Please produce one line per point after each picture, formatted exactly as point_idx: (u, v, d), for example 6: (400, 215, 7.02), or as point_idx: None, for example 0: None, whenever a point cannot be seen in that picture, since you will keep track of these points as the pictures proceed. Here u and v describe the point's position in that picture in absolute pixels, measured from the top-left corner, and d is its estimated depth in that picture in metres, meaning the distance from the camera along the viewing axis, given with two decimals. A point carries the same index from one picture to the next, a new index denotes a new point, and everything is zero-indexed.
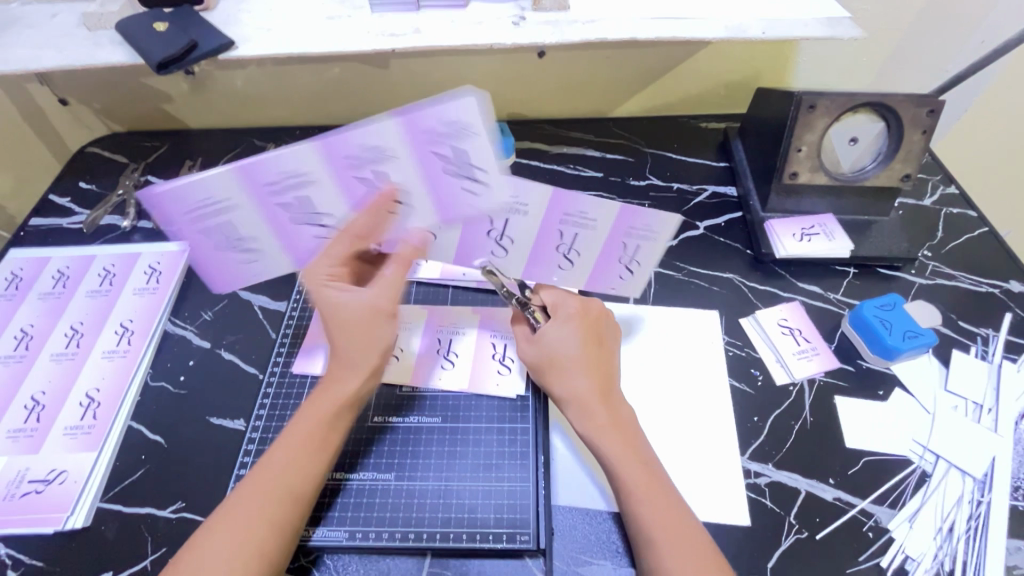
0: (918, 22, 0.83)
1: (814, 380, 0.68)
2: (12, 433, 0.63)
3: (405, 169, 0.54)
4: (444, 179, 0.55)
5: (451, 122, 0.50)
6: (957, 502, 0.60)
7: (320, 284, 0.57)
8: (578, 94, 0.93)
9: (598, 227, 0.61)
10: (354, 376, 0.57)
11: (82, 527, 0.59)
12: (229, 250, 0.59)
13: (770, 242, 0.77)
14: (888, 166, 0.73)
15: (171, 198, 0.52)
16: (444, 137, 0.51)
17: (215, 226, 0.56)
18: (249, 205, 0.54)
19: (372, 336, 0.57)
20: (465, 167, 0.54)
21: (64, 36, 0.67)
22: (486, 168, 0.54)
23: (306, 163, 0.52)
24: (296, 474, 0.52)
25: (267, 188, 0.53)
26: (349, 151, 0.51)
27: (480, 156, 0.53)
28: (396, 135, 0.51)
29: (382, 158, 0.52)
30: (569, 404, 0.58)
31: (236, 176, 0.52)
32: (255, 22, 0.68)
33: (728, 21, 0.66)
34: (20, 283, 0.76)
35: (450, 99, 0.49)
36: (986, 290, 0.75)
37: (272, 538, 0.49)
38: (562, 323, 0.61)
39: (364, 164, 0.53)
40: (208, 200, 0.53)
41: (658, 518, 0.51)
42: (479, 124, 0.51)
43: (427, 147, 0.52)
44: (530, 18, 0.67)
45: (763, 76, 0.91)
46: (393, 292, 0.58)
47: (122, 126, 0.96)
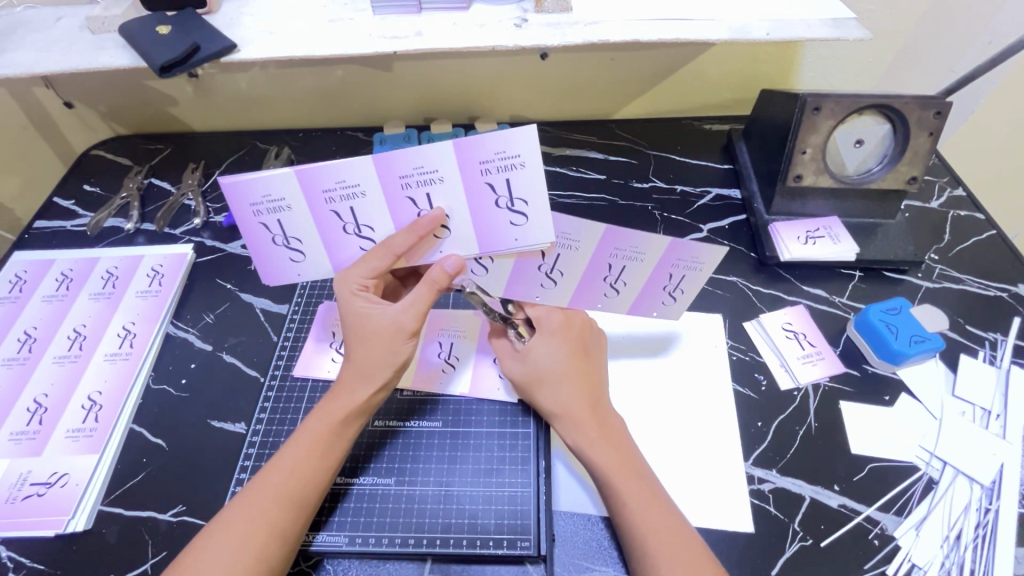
0: (925, 22, 0.82)
1: (819, 385, 0.67)
2: (15, 436, 0.64)
3: (452, 195, 0.53)
4: (491, 210, 0.54)
5: (506, 154, 0.50)
6: (964, 510, 0.59)
7: (350, 293, 0.56)
8: (582, 96, 0.92)
9: (646, 259, 0.59)
10: (370, 388, 0.56)
11: (83, 530, 0.59)
12: (275, 254, 0.58)
13: (775, 245, 0.76)
14: (894, 168, 0.72)
15: (236, 189, 0.52)
16: (496, 167, 0.51)
17: (268, 227, 0.55)
18: (305, 210, 0.54)
19: (394, 352, 0.56)
20: (513, 199, 0.53)
21: (68, 40, 0.67)
22: (531, 202, 0.53)
23: (364, 175, 0.51)
24: (300, 480, 0.52)
25: (324, 195, 0.53)
26: (405, 170, 0.51)
27: (529, 189, 0.52)
28: (451, 160, 0.51)
29: (432, 181, 0.52)
30: (560, 421, 0.58)
31: (297, 179, 0.52)
32: (257, 25, 0.68)
33: (732, 23, 0.65)
34: (24, 286, 0.77)
35: (512, 131, 0.49)
36: (994, 294, 0.74)
37: (273, 544, 0.49)
38: (546, 339, 0.61)
39: (417, 185, 0.52)
40: (268, 198, 0.53)
41: (657, 533, 0.50)
42: (532, 159, 0.51)
43: (479, 176, 0.52)
44: (532, 20, 0.66)
45: (768, 78, 0.90)
46: (420, 314, 0.55)
47: (126, 129, 0.97)
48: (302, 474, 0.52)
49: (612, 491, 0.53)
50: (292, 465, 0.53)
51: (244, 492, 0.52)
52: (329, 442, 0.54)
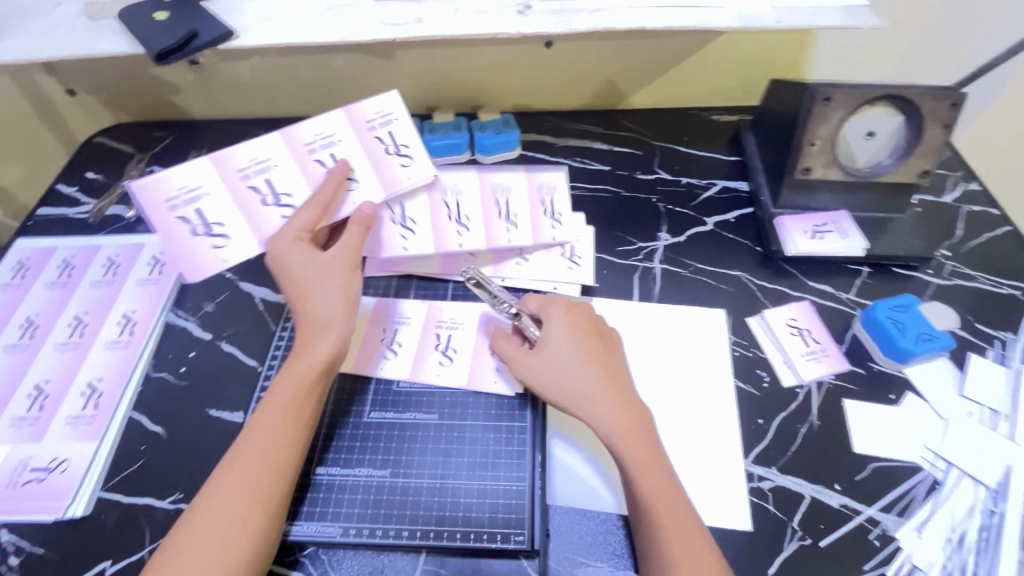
0: (942, 9, 0.79)
1: (823, 383, 0.66)
2: (16, 422, 0.64)
3: (348, 150, 0.64)
4: (382, 157, 0.65)
5: (385, 113, 0.67)
6: (969, 512, 0.58)
7: (285, 246, 0.58)
8: (586, 85, 0.91)
9: (515, 190, 0.76)
10: (328, 339, 0.57)
11: (82, 516, 0.60)
12: (196, 249, 0.59)
13: (781, 240, 0.74)
14: (905, 162, 0.70)
15: (214, 165, 0.61)
16: (377, 122, 0.66)
17: (186, 222, 0.59)
18: (223, 189, 0.61)
19: (347, 288, 0.58)
20: (398, 146, 0.66)
21: (67, 26, 0.66)
22: (412, 145, 0.67)
23: (274, 150, 0.63)
24: (275, 448, 0.52)
25: (233, 175, 0.61)
26: (307, 139, 0.64)
27: (404, 135, 0.67)
28: (342, 123, 0.65)
29: (331, 142, 0.64)
30: (592, 414, 0.55)
31: (281, 140, 0.63)
32: (256, 11, 0.67)
33: (741, 9, 0.63)
34: (27, 273, 0.77)
35: (384, 95, 0.67)
36: (1007, 291, 0.72)
37: (256, 517, 0.49)
38: (561, 332, 0.59)
39: (320, 148, 0.64)
40: (256, 161, 0.62)
41: (679, 538, 0.49)
42: (398, 109, 0.67)
43: (365, 133, 0.66)
44: (535, 7, 0.65)
45: (778, 67, 0.88)
46: (354, 248, 0.60)
47: (129, 116, 0.97)
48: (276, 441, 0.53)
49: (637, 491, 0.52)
50: (268, 436, 0.53)
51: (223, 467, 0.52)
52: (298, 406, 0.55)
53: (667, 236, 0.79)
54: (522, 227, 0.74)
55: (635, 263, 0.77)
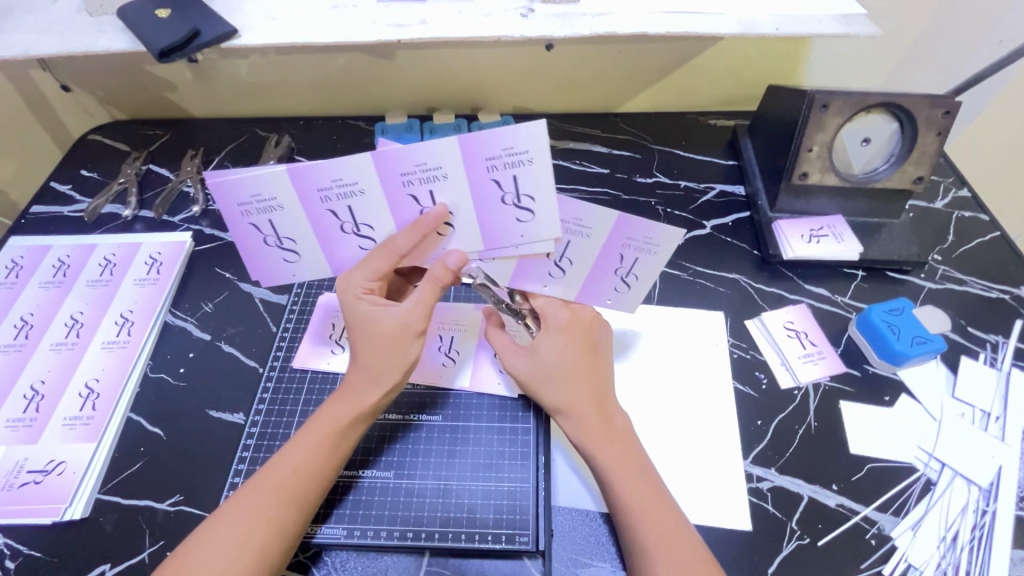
0: (935, 18, 0.81)
1: (820, 385, 0.67)
2: (11, 423, 0.63)
3: (454, 190, 0.52)
4: (497, 205, 0.53)
5: (514, 150, 0.48)
6: (961, 511, 0.59)
7: (355, 296, 0.56)
8: (586, 88, 0.91)
9: None
10: (376, 390, 0.55)
11: (80, 518, 0.59)
12: (269, 256, 0.59)
13: (778, 243, 0.76)
14: (900, 168, 0.72)
15: (292, 180, 0.51)
16: (501, 164, 0.49)
17: (260, 228, 0.55)
18: (299, 208, 0.53)
19: (401, 357, 0.55)
20: (519, 195, 0.52)
21: (64, 21, 0.66)
22: (538, 198, 0.52)
23: (362, 173, 0.50)
24: (302, 473, 0.52)
25: (318, 193, 0.52)
26: (406, 168, 0.49)
27: (534, 184, 0.51)
28: (455, 158, 0.49)
29: (435, 178, 0.50)
30: (563, 416, 0.56)
31: (373, 163, 0.49)
32: (258, 9, 0.67)
33: (743, 17, 0.64)
34: (21, 272, 0.76)
35: (519, 127, 0.47)
36: (997, 295, 0.74)
37: (275, 541, 0.49)
38: (557, 341, 0.58)
39: (419, 182, 0.51)
40: (339, 182, 0.51)
41: (657, 536, 0.50)
42: (537, 152, 0.49)
43: (484, 171, 0.50)
44: (539, 10, 0.65)
45: (774, 74, 0.89)
46: (427, 311, 0.56)
47: (124, 113, 0.96)
48: (306, 470, 0.52)
49: (614, 491, 0.53)
50: (296, 461, 0.52)
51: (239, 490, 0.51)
52: (332, 442, 0.54)
53: None
54: None
55: None
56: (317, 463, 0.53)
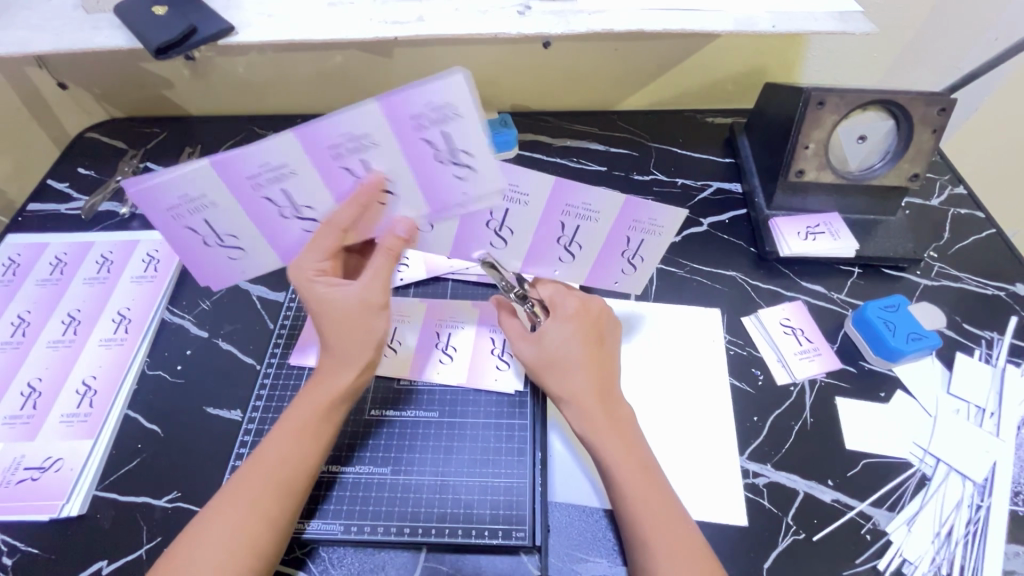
0: (931, 16, 0.81)
1: (816, 381, 0.67)
2: (8, 420, 0.63)
3: (389, 156, 0.51)
4: (433, 165, 0.52)
5: (438, 105, 0.47)
6: (956, 506, 0.59)
7: (308, 279, 0.54)
8: (582, 85, 0.91)
9: None
10: (352, 370, 0.55)
11: (77, 515, 0.59)
12: (211, 254, 0.59)
13: (775, 240, 0.76)
14: (896, 165, 0.72)
15: (221, 175, 0.51)
16: (429, 121, 0.48)
17: (195, 228, 0.55)
18: (229, 202, 0.53)
19: (364, 334, 0.54)
20: (455, 151, 0.51)
21: (61, 18, 0.65)
22: (476, 152, 0.51)
23: (288, 153, 0.50)
24: (288, 464, 0.52)
25: (248, 181, 0.51)
26: (332, 139, 0.49)
27: (468, 139, 0.50)
28: (377, 122, 0.48)
29: (364, 146, 0.50)
30: (567, 402, 0.56)
31: (297, 141, 0.49)
32: (255, 7, 0.67)
33: (740, 14, 0.64)
34: (18, 269, 0.76)
35: (440, 79, 0.46)
36: (992, 292, 0.74)
37: (267, 534, 0.49)
38: (564, 329, 0.58)
39: (348, 153, 0.50)
40: (267, 167, 0.50)
41: (656, 527, 0.50)
42: (466, 105, 0.48)
43: (414, 132, 0.49)
44: (535, 7, 0.65)
45: (771, 71, 0.90)
46: (384, 285, 0.55)
47: (121, 111, 0.96)
48: (291, 460, 0.52)
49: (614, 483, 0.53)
50: (281, 452, 0.52)
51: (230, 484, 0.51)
52: (315, 431, 0.54)
53: None
54: None
55: None
56: (302, 453, 0.53)
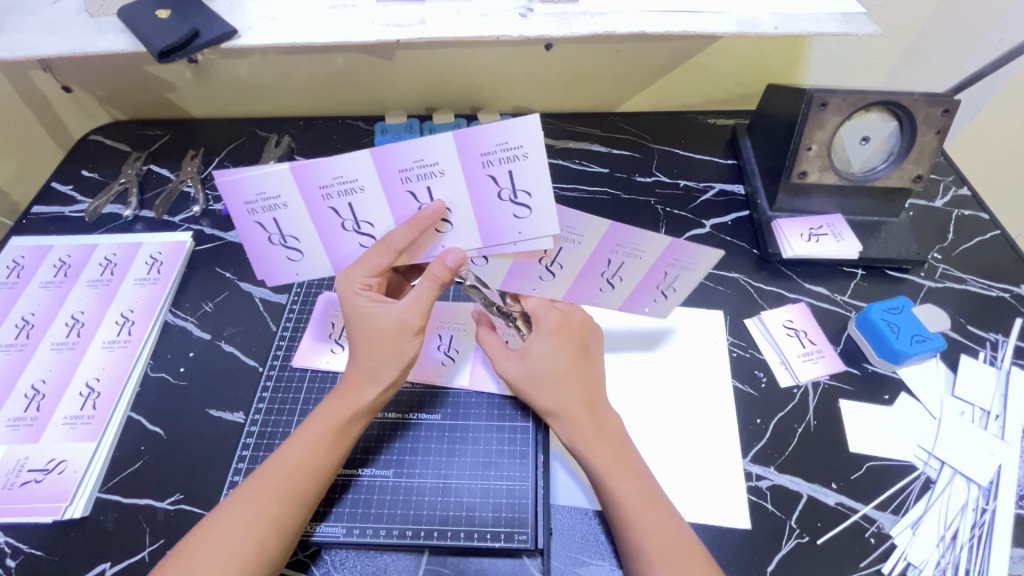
0: (934, 17, 0.81)
1: (819, 383, 0.67)
2: (12, 422, 0.63)
3: (452, 186, 0.52)
4: (493, 201, 0.53)
5: (509, 145, 0.49)
6: (961, 509, 0.59)
7: (353, 293, 0.56)
8: (584, 87, 0.91)
9: None
10: (377, 388, 0.56)
11: (80, 517, 0.59)
12: (271, 254, 0.58)
13: (777, 242, 0.76)
14: (899, 166, 0.72)
15: (296, 178, 0.51)
16: (497, 159, 0.50)
17: (264, 226, 0.55)
18: (300, 206, 0.53)
19: (399, 354, 0.56)
20: (516, 190, 0.53)
21: (65, 22, 0.66)
22: (535, 194, 0.52)
23: (362, 169, 0.51)
24: (303, 471, 0.52)
25: (321, 191, 0.52)
26: (404, 164, 0.50)
27: (531, 180, 0.52)
28: (450, 153, 0.50)
29: (432, 175, 0.51)
30: (555, 418, 0.57)
31: (373, 160, 0.50)
32: (258, 10, 0.67)
33: (742, 16, 0.64)
34: (22, 272, 0.76)
35: (516, 122, 0.48)
36: (997, 294, 0.74)
37: (275, 540, 0.49)
38: (549, 344, 0.58)
39: (417, 179, 0.52)
40: (340, 179, 0.51)
41: (653, 535, 0.50)
42: (533, 148, 0.50)
43: (480, 168, 0.51)
44: (537, 10, 0.65)
45: (774, 73, 0.89)
46: (425, 310, 0.56)
47: (124, 114, 0.96)
48: (306, 467, 0.52)
49: (607, 492, 0.53)
50: (296, 459, 0.53)
51: (243, 487, 0.52)
52: (331, 440, 0.54)
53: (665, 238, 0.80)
54: None
55: None
56: (316, 458, 0.53)
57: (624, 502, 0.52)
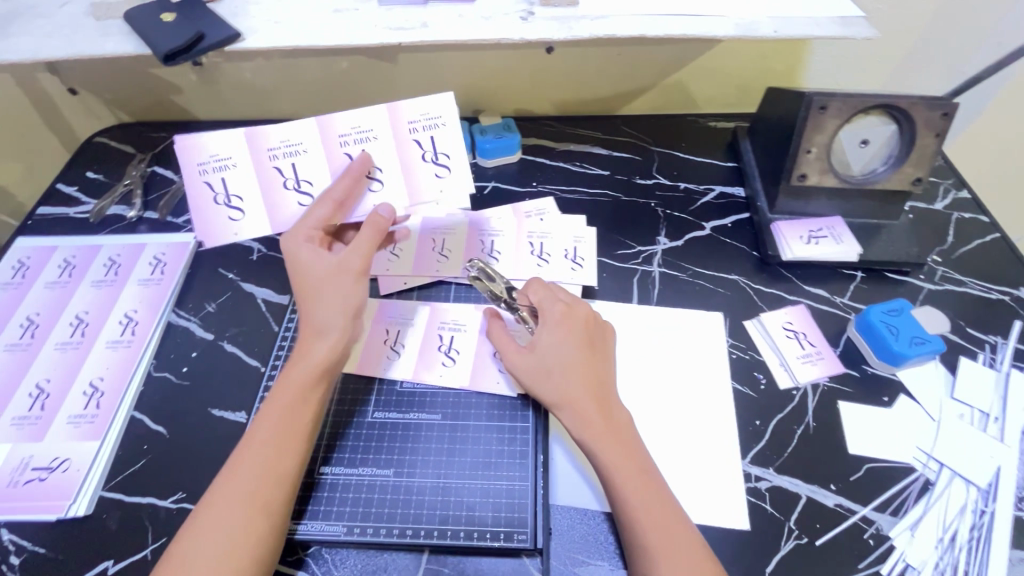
0: (934, 20, 0.81)
1: (818, 385, 0.67)
2: (17, 420, 0.64)
3: (383, 149, 0.61)
4: (415, 162, 0.62)
5: (431, 114, 0.62)
6: (960, 511, 0.59)
7: (297, 244, 0.58)
8: (585, 90, 0.92)
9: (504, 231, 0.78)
10: (332, 343, 0.57)
11: (83, 515, 0.60)
12: (214, 214, 0.60)
13: (777, 244, 0.76)
14: (898, 169, 0.72)
15: (247, 141, 0.59)
16: (421, 125, 0.62)
17: (212, 187, 0.60)
18: (248, 165, 0.60)
19: (348, 298, 0.57)
20: (436, 153, 0.63)
21: (73, 25, 0.67)
22: (452, 155, 0.63)
23: (305, 133, 0.60)
24: (275, 438, 0.53)
25: (268, 154, 0.60)
26: (342, 131, 0.60)
27: (450, 145, 0.63)
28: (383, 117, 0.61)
29: (366, 138, 0.61)
30: (562, 408, 0.56)
31: (317, 125, 0.60)
32: (262, 14, 0.68)
33: (741, 19, 0.65)
34: (27, 272, 0.77)
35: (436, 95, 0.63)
36: (996, 297, 0.74)
37: (262, 518, 0.50)
38: (555, 335, 0.59)
39: (353, 143, 0.61)
40: (286, 142, 0.60)
41: (658, 535, 0.50)
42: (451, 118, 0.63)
43: (408, 134, 0.62)
44: (539, 13, 0.66)
45: (774, 76, 0.90)
46: (366, 253, 0.58)
47: (129, 116, 0.97)
48: (278, 434, 0.53)
49: (613, 489, 0.53)
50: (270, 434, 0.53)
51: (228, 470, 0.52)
52: (297, 403, 0.55)
53: (665, 240, 0.80)
54: (504, 261, 0.76)
55: (634, 267, 0.78)
56: (291, 430, 0.54)
57: (632, 495, 0.52)
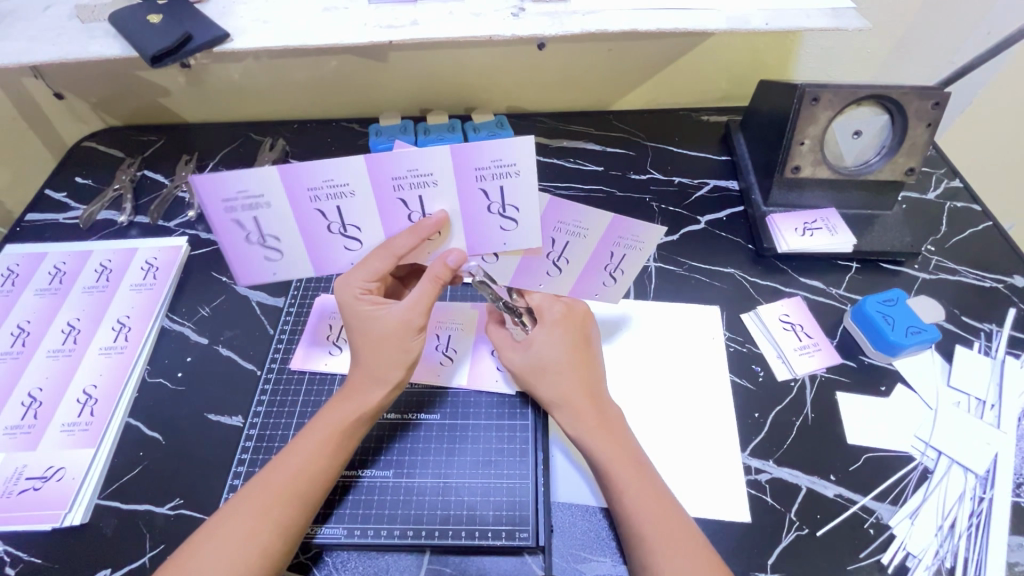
0: (923, 10, 0.81)
1: (816, 376, 0.67)
2: (9, 430, 0.63)
3: (448, 198, 0.52)
4: (482, 213, 0.53)
5: (504, 162, 0.49)
6: (958, 499, 0.59)
7: (354, 298, 0.56)
8: (577, 86, 0.92)
9: None
10: (380, 390, 0.56)
11: (80, 524, 0.59)
12: (249, 253, 0.54)
13: (772, 237, 0.76)
14: (891, 159, 0.72)
15: (210, 191, 0.48)
16: (491, 174, 0.50)
17: (243, 226, 0.52)
18: (286, 207, 0.51)
19: (403, 352, 0.56)
20: (505, 206, 0.53)
21: (57, 28, 0.66)
22: (522, 209, 0.53)
23: (352, 174, 0.49)
24: (306, 475, 0.52)
25: (308, 193, 0.50)
26: (398, 173, 0.49)
27: (632, 263, 0.60)
28: (444, 164, 0.49)
29: (425, 184, 0.50)
30: (558, 409, 0.57)
31: (365, 165, 0.48)
32: (251, 14, 0.67)
33: (733, 12, 0.64)
34: (17, 279, 0.76)
35: (514, 141, 0.48)
36: (990, 284, 0.74)
37: (279, 542, 0.49)
38: (550, 335, 0.60)
39: (409, 188, 0.50)
40: (330, 183, 0.49)
41: (650, 516, 0.51)
42: (526, 166, 0.49)
43: (609, 244, 0.58)
44: (529, 9, 0.65)
45: (765, 69, 0.90)
46: (425, 310, 0.56)
47: (118, 120, 0.96)
48: (309, 472, 0.52)
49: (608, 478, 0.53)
50: (299, 464, 0.53)
51: (245, 490, 0.52)
52: (338, 441, 0.54)
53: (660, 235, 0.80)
54: None
55: None
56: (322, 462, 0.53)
57: (626, 484, 0.52)
